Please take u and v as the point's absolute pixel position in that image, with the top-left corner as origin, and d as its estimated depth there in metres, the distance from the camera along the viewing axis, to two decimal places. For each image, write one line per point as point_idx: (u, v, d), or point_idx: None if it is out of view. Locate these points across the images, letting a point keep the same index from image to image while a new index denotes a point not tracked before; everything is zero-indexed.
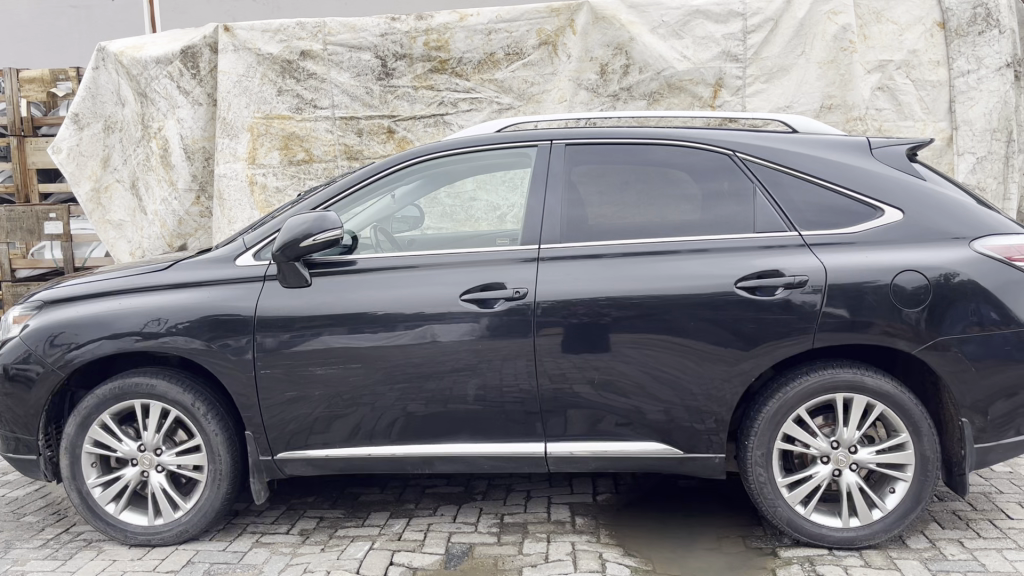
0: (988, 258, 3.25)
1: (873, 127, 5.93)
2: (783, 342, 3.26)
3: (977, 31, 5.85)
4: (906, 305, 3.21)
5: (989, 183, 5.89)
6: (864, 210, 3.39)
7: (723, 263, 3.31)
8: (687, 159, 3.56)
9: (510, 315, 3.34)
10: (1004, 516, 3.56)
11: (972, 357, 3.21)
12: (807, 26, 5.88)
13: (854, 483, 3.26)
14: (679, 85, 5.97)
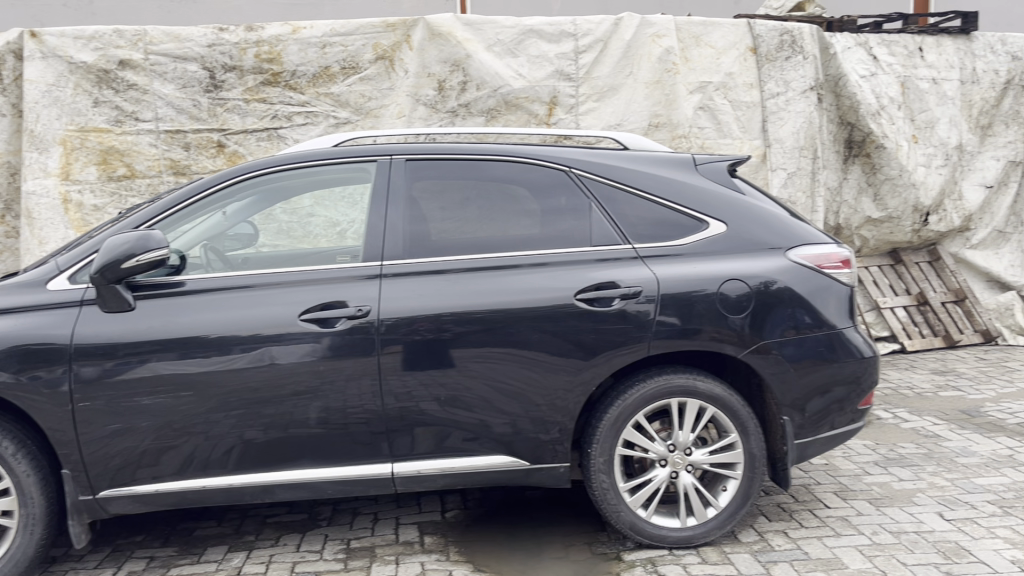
0: (800, 267, 3.51)
1: (696, 144, 6.28)
2: (621, 351, 3.37)
3: (784, 56, 6.41)
4: (731, 311, 3.41)
5: (799, 197, 6.41)
6: (691, 223, 3.56)
7: (563, 276, 3.39)
8: (525, 175, 3.61)
9: (351, 333, 3.26)
10: (822, 505, 3.83)
11: (791, 359, 3.45)
12: (633, 47, 6.19)
13: (690, 483, 3.41)
14: (515, 102, 6.08)
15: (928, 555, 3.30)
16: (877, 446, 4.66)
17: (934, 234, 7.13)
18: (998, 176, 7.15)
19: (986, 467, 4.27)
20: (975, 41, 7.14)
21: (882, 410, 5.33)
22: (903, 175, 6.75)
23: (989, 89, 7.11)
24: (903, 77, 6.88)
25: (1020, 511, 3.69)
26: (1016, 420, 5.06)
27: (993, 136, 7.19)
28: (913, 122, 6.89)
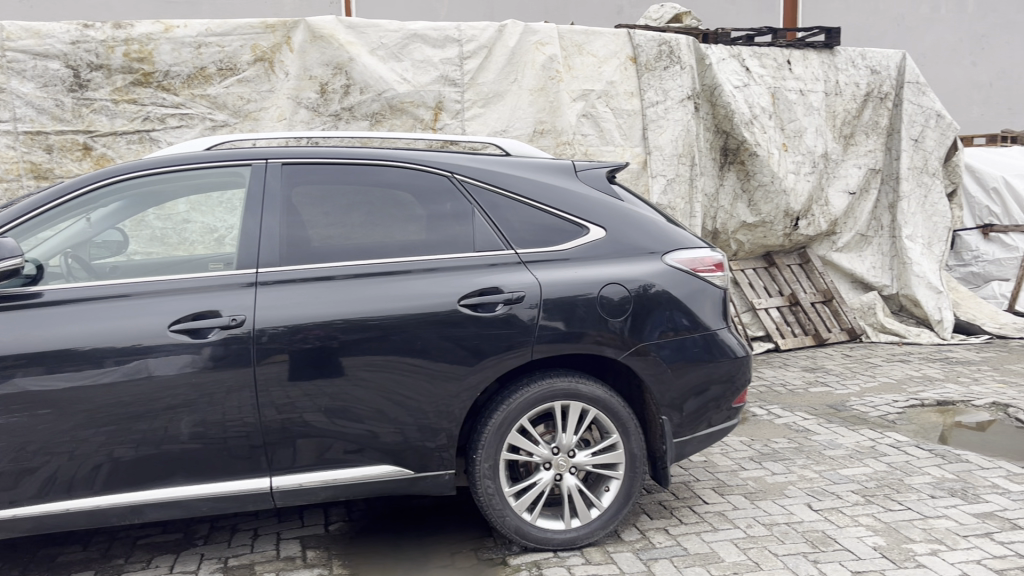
0: (677, 270, 3.62)
1: (580, 151, 6.39)
2: (506, 356, 3.38)
3: (663, 66, 6.63)
4: (611, 315, 3.47)
5: (678, 203, 6.63)
6: (572, 228, 3.61)
7: (446, 282, 3.37)
8: (407, 181, 3.57)
9: (227, 344, 3.15)
10: (700, 501, 3.96)
11: (669, 360, 3.54)
12: (517, 54, 6.27)
13: (573, 485, 3.46)
14: (400, 106, 6.01)
15: (798, 544, 3.45)
16: (752, 441, 4.85)
17: (804, 238, 7.51)
18: (860, 183, 7.58)
19: (851, 458, 4.51)
20: (838, 56, 7.58)
21: (757, 407, 5.56)
22: (775, 182, 7.07)
23: (851, 101, 7.55)
24: (773, 88, 7.21)
25: (881, 499, 3.92)
26: (877, 413, 5.38)
27: (855, 145, 7.63)
28: (783, 131, 7.22)
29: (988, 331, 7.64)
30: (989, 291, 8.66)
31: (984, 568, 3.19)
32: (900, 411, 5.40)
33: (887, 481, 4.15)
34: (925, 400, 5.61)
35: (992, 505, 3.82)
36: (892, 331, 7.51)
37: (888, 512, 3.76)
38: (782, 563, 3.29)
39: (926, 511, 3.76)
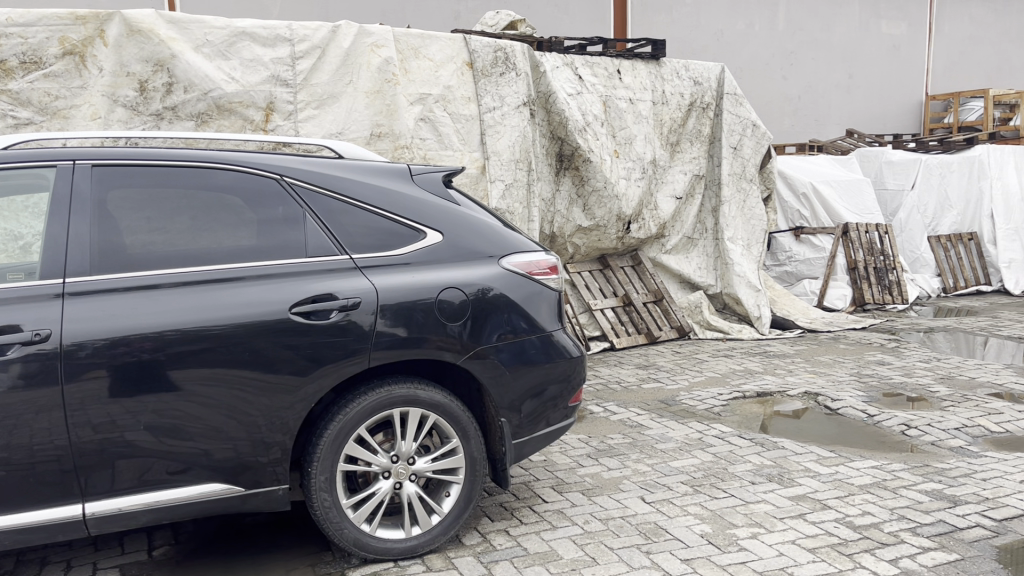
0: (514, 274, 3.66)
1: (418, 155, 6.35)
2: (342, 365, 3.29)
3: (498, 72, 6.74)
4: (449, 319, 3.47)
5: (516, 207, 6.72)
6: (408, 232, 3.57)
7: (277, 289, 3.25)
8: (233, 183, 3.40)
9: (30, 361, 2.89)
10: (540, 500, 4.02)
11: (507, 363, 3.58)
12: (352, 56, 6.16)
13: (414, 493, 3.42)
14: (228, 106, 5.75)
15: (631, 537, 3.57)
16: (589, 439, 4.99)
17: (636, 241, 7.83)
18: (685, 188, 8.00)
19: (680, 450, 4.73)
20: (664, 67, 7.95)
21: (594, 405, 5.73)
22: (608, 187, 7.33)
23: (676, 110, 7.95)
24: (604, 96, 7.48)
25: (707, 488, 4.13)
26: (704, 406, 5.67)
27: (681, 152, 8.05)
28: (614, 138, 7.50)
29: (800, 326, 8.26)
30: (801, 288, 9.33)
31: (799, 547, 3.43)
32: (725, 403, 5.73)
33: (713, 471, 4.38)
34: (746, 392, 5.98)
35: (806, 487, 4.11)
36: (717, 327, 7.97)
37: (714, 500, 3.97)
38: (617, 556, 3.39)
39: (747, 496, 4.00)
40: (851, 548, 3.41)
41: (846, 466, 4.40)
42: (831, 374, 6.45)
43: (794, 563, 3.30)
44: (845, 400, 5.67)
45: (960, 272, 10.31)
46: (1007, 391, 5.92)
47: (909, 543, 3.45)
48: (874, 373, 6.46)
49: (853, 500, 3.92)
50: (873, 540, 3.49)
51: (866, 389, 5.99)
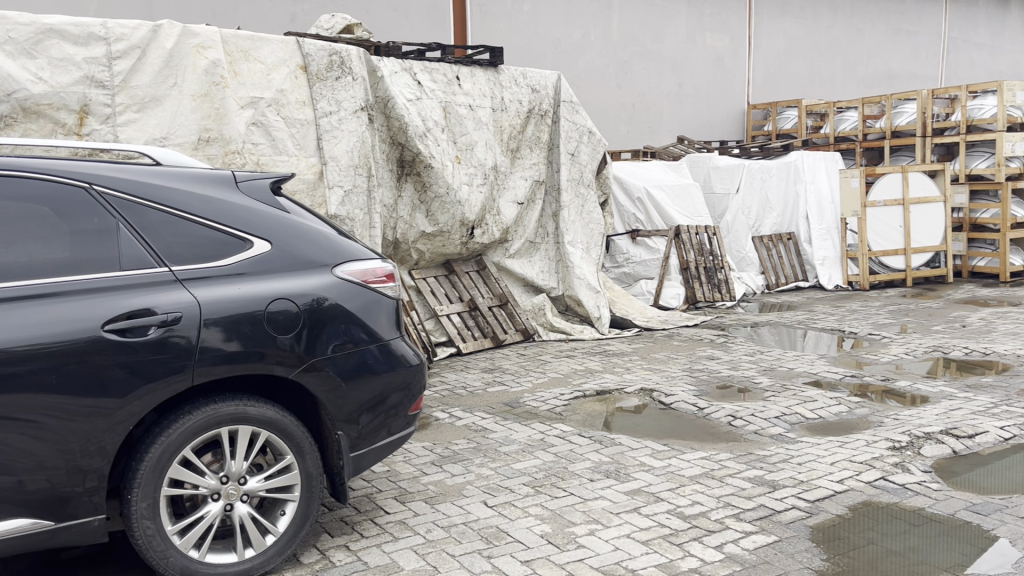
0: (348, 283, 3.58)
1: (251, 161, 6.12)
2: (165, 383, 3.12)
3: (334, 76, 6.61)
4: (280, 331, 3.35)
5: (356, 214, 6.58)
6: (235, 242, 3.42)
7: (89, 305, 3.03)
8: (38, 193, 3.15)
9: None
10: (382, 512, 3.96)
11: (342, 375, 3.50)
12: (174, 58, 5.87)
13: (246, 513, 3.27)
14: (35, 109, 5.31)
15: (473, 542, 3.59)
16: (433, 446, 4.97)
17: (479, 246, 7.89)
18: (526, 194, 8.14)
19: (523, 452, 4.80)
20: (502, 74, 8.06)
21: (439, 411, 5.71)
22: (450, 193, 7.35)
23: (515, 117, 8.08)
24: (444, 103, 7.49)
25: (548, 488, 4.21)
26: (546, 407, 5.78)
27: (521, 158, 8.19)
28: (455, 144, 7.53)
29: (638, 324, 8.59)
30: (639, 288, 9.75)
31: (633, 540, 3.56)
32: (566, 403, 5.86)
33: (553, 471, 4.47)
34: (586, 391, 6.14)
35: (640, 481, 4.28)
36: (560, 329, 8.13)
37: (555, 500, 4.05)
38: (458, 563, 3.39)
39: (586, 494, 4.11)
40: (681, 538, 3.57)
41: (678, 458, 4.61)
42: (665, 370, 6.75)
43: (629, 556, 3.42)
44: (678, 394, 5.94)
45: (781, 269, 11.08)
46: (820, 379, 6.41)
47: (733, 529, 3.66)
48: (704, 368, 6.82)
49: (684, 491, 4.11)
50: (701, 528, 3.67)
51: (697, 383, 6.31)
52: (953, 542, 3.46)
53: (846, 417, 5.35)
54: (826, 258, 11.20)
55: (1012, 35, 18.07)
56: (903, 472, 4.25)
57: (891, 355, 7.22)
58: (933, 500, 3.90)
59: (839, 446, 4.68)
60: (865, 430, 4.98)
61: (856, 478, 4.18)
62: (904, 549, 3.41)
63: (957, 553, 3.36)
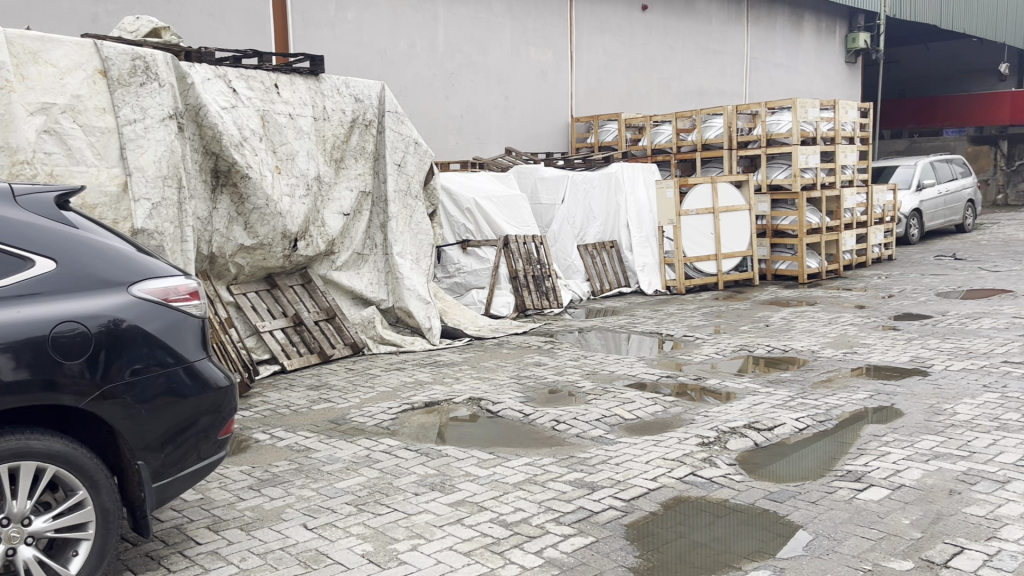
0: (146, 301, 3.36)
1: (43, 171, 5.65)
2: None
3: (138, 82, 6.23)
4: (68, 357, 3.09)
5: (166, 227, 6.21)
6: (12, 261, 3.12)
7: None
8: None
9: None
10: (193, 543, 3.74)
11: (141, 401, 3.28)
12: None
13: (33, 556, 2.95)
14: None
15: (290, 568, 3.46)
16: (252, 469, 4.75)
17: (303, 258, 7.67)
18: (352, 205, 8.00)
19: (346, 470, 4.69)
20: (323, 83, 7.89)
21: (260, 433, 5.48)
22: (270, 205, 7.10)
23: (338, 126, 7.93)
24: (262, 111, 7.24)
25: (372, 506, 4.13)
26: (373, 422, 5.68)
27: (345, 169, 8.05)
28: (274, 154, 7.28)
29: (469, 333, 8.63)
30: (469, 298, 9.82)
31: (455, 552, 3.55)
32: (393, 417, 5.78)
33: (377, 487, 4.39)
34: (414, 403, 6.09)
35: (465, 492, 4.28)
36: (390, 341, 8.02)
37: (377, 517, 3.98)
38: None
39: (410, 509, 4.06)
40: (502, 546, 3.60)
41: (502, 466, 4.65)
42: (493, 379, 6.81)
43: (451, 568, 3.40)
44: (505, 402, 6.01)
45: (605, 276, 11.49)
46: (641, 381, 6.68)
47: (552, 533, 3.73)
48: (531, 374, 6.95)
49: (507, 498, 4.16)
50: (522, 535, 3.72)
51: (523, 390, 6.41)
52: (752, 530, 3.69)
53: (661, 416, 5.61)
54: (646, 265, 11.72)
55: (806, 56, 19.74)
56: (711, 467, 4.50)
57: (704, 355, 7.65)
58: (736, 491, 4.15)
59: (654, 445, 4.90)
60: (679, 428, 5.24)
61: (668, 475, 4.39)
62: (709, 541, 3.59)
63: (756, 540, 3.58)
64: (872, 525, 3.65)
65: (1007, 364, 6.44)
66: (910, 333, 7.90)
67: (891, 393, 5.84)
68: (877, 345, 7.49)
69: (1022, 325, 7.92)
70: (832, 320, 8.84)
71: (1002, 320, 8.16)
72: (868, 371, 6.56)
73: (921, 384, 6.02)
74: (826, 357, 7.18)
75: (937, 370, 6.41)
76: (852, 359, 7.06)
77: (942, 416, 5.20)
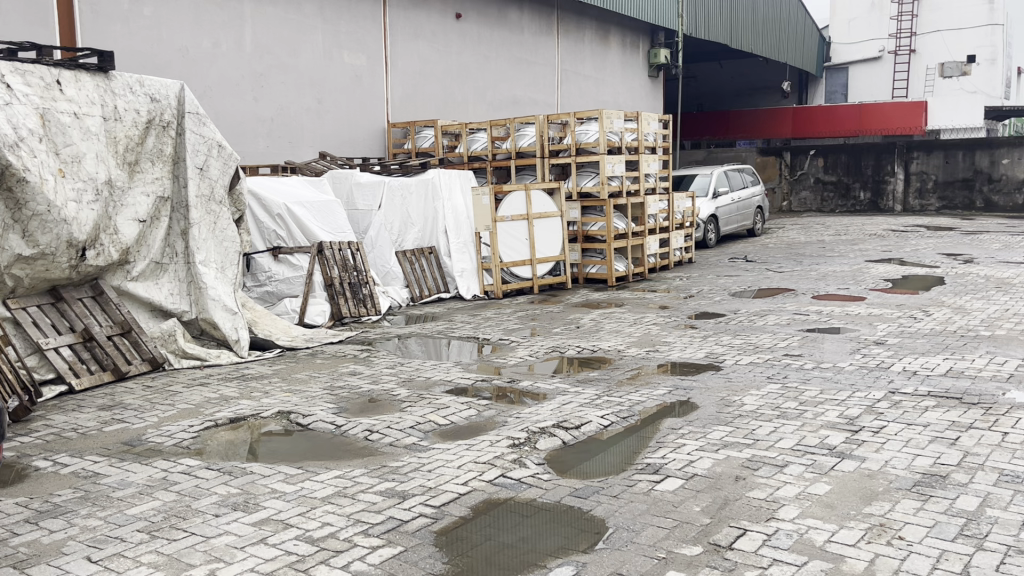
0: None
1: None
2: None
3: None
4: None
5: None
6: None
7: None
8: None
9: None
10: None
11: None
12: None
13: None
14: None
15: None
16: (30, 501, 4.33)
17: (93, 269, 7.12)
18: (149, 211, 7.53)
19: (140, 495, 4.37)
20: (113, 81, 7.35)
21: (40, 460, 5.01)
22: (52, 211, 6.54)
23: (131, 127, 7.41)
24: (41, 109, 6.64)
25: (166, 531, 3.87)
26: (171, 442, 5.33)
27: (140, 172, 7.55)
28: (57, 155, 6.71)
29: (280, 344, 8.34)
30: (282, 307, 9.48)
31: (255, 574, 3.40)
32: (194, 436, 5.46)
33: (174, 511, 4.12)
34: (218, 420, 5.79)
35: (270, 509, 4.11)
36: (193, 354, 7.58)
37: (172, 543, 3.74)
38: None
39: (209, 532, 3.85)
40: (307, 563, 3.49)
41: (310, 481, 4.51)
42: (305, 391, 6.60)
43: None
44: (315, 414, 5.84)
45: (423, 282, 11.47)
46: (458, 386, 6.69)
47: (360, 545, 3.66)
48: (345, 385, 6.79)
49: (314, 513, 4.03)
50: (328, 550, 3.62)
51: (336, 401, 6.25)
52: (558, 527, 3.79)
53: (475, 420, 5.65)
54: (464, 270, 11.81)
55: (613, 68, 20.69)
56: (520, 467, 4.59)
57: (519, 358, 7.81)
58: (544, 491, 4.25)
59: (466, 449, 4.93)
60: (490, 431, 5.32)
61: (479, 478, 4.43)
62: (516, 541, 3.65)
63: (561, 537, 3.68)
64: (667, 514, 3.86)
65: (788, 356, 7.04)
66: (706, 331, 8.45)
67: (687, 388, 6.20)
68: (676, 343, 7.97)
69: (800, 320, 8.69)
70: (637, 320, 9.30)
71: (785, 317, 8.92)
72: (671, 368, 6.94)
73: (714, 378, 6.45)
74: (631, 356, 7.54)
75: (728, 364, 6.89)
76: (654, 356, 7.45)
77: (732, 407, 5.59)
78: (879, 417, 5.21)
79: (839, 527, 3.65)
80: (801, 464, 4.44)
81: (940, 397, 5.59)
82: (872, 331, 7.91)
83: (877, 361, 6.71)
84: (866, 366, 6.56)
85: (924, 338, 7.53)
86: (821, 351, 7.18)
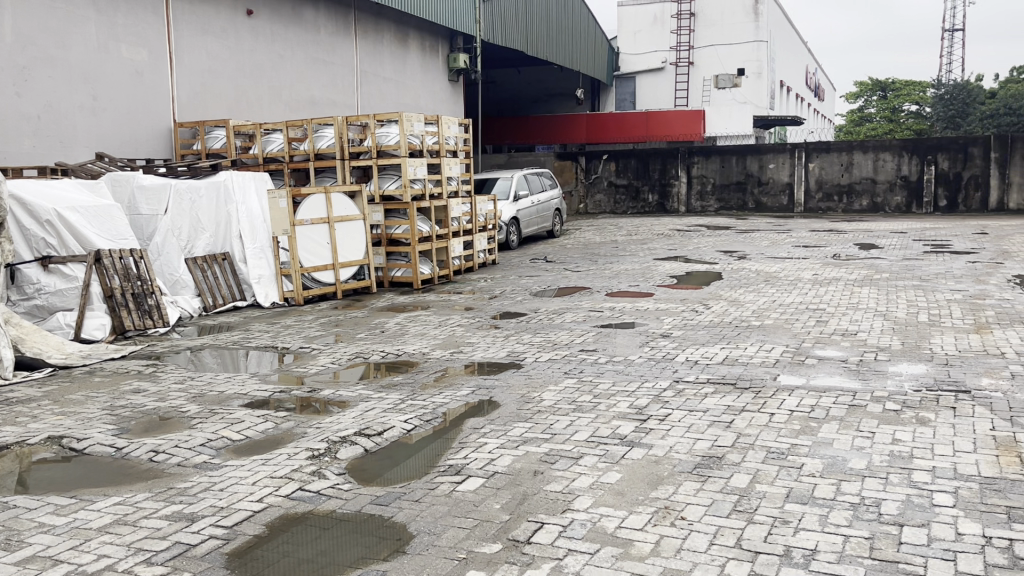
0: None
1: None
2: None
3: None
4: None
5: None
6: None
7: None
8: None
9: None
10: None
11: None
12: None
13: None
14: None
15: None
16: None
17: None
18: None
19: None
20: None
21: None
22: None
23: None
24: None
25: None
26: None
27: None
28: None
29: (52, 363, 7.60)
30: (54, 322, 8.73)
31: None
32: None
33: None
34: None
35: (36, 545, 3.72)
36: None
37: None
38: None
39: None
40: None
41: (85, 510, 4.13)
42: (81, 412, 6.05)
43: None
44: (92, 437, 5.37)
45: (217, 290, 10.89)
46: (256, 399, 6.40)
47: None
48: (127, 404, 6.29)
49: (88, 546, 3.70)
50: None
51: (117, 422, 5.77)
52: (357, 537, 3.71)
53: (272, 433, 5.42)
54: (261, 277, 11.32)
55: (413, 71, 20.71)
56: (319, 479, 4.45)
57: (320, 365, 7.59)
58: (344, 501, 4.15)
59: (261, 464, 4.72)
60: (288, 444, 5.12)
61: (275, 494, 4.25)
62: (313, 556, 3.54)
63: (360, 547, 3.61)
64: (468, 514, 3.88)
65: (583, 352, 7.33)
66: (507, 330, 8.63)
67: (489, 387, 6.30)
68: (479, 343, 8.08)
69: (595, 316, 9.10)
70: (441, 322, 9.35)
71: (581, 314, 9.31)
72: (476, 368, 7.02)
73: (515, 376, 6.60)
74: (436, 358, 7.56)
75: (528, 362, 7.08)
76: (457, 357, 7.52)
77: (531, 403, 5.74)
78: (665, 406, 5.54)
79: (628, 513, 3.83)
80: (595, 455, 4.62)
81: (718, 383, 6.05)
82: (659, 325, 8.42)
83: (663, 352, 7.15)
84: (654, 358, 6.96)
85: (704, 329, 8.11)
86: (614, 345, 7.54)
